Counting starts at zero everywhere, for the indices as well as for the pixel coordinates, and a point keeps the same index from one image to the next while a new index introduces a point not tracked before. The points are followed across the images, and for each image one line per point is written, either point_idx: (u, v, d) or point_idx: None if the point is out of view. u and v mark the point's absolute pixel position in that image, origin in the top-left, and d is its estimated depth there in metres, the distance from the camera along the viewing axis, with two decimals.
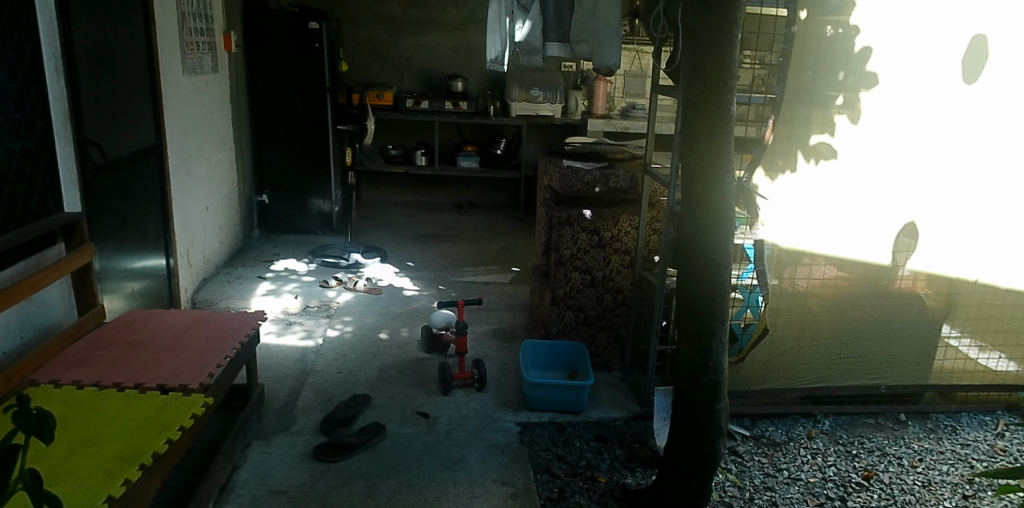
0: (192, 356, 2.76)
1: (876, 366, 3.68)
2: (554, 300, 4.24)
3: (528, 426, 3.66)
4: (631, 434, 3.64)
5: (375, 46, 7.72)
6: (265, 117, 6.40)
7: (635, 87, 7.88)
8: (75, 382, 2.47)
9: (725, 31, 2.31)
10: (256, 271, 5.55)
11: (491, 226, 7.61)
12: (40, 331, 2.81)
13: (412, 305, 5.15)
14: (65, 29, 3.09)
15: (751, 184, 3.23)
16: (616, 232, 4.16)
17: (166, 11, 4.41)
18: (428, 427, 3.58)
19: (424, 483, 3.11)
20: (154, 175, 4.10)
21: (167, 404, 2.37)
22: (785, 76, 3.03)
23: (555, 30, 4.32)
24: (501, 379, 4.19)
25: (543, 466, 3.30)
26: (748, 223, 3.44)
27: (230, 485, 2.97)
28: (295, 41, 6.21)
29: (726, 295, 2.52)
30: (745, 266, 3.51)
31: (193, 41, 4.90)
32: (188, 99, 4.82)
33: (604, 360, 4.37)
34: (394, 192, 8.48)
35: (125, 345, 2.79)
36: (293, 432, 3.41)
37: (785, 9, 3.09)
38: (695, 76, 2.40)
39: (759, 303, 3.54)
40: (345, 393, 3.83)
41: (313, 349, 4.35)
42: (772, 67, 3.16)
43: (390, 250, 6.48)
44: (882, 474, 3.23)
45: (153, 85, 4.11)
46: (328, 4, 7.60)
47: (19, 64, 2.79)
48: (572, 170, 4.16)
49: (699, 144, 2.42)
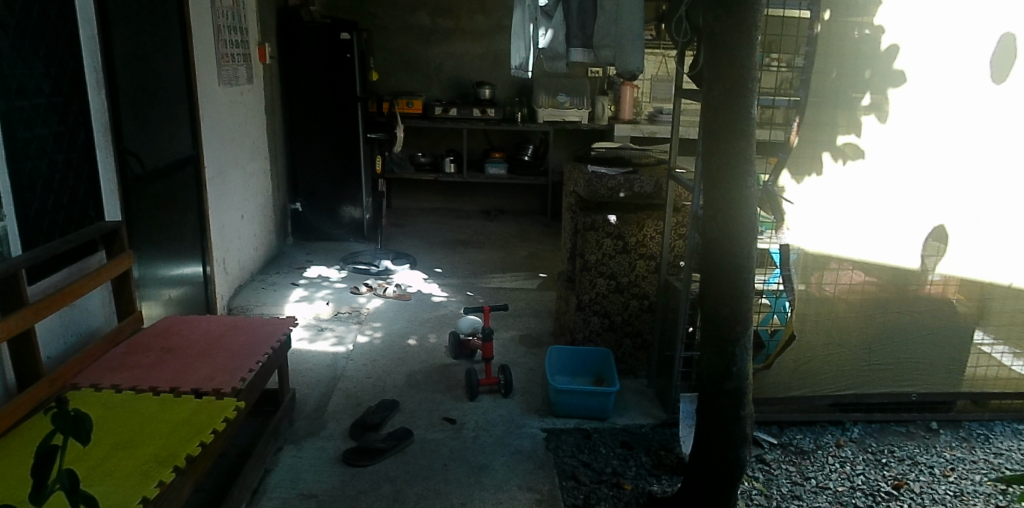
0: (225, 361, 2.83)
1: (906, 373, 3.63)
2: (579, 306, 4.26)
3: (554, 432, 3.68)
4: (657, 441, 3.64)
5: (404, 55, 7.83)
6: (297, 126, 6.54)
7: (662, 92, 7.86)
8: (113, 386, 2.54)
9: (745, 32, 2.31)
10: (290, 278, 5.67)
11: (519, 233, 7.65)
12: (82, 337, 2.91)
13: (440, 311, 5.21)
14: (105, 43, 3.20)
15: (776, 187, 3.21)
16: (640, 237, 4.17)
17: (201, 23, 4.54)
18: (455, 432, 3.62)
19: (451, 487, 3.15)
20: (190, 184, 4.22)
21: (200, 407, 2.44)
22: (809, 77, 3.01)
23: (578, 36, 4.25)
24: (528, 385, 4.22)
25: (569, 473, 3.31)
26: (774, 226, 3.41)
27: (262, 488, 3.04)
28: (326, 51, 6.34)
29: (749, 299, 2.52)
30: (772, 271, 3.47)
31: (229, 53, 5.03)
32: (224, 109, 4.94)
33: (630, 366, 4.36)
34: (423, 199, 8.57)
35: (161, 350, 2.87)
36: (324, 436, 3.48)
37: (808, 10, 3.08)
38: (715, 79, 2.41)
39: (787, 309, 3.49)
40: (374, 399, 3.90)
41: (344, 354, 4.43)
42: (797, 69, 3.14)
43: (419, 257, 6.55)
44: (912, 483, 3.18)
45: (190, 96, 4.23)
46: (358, 14, 7.73)
47: (63, 79, 2.91)
48: (597, 175, 4.15)
49: (720, 147, 2.43)
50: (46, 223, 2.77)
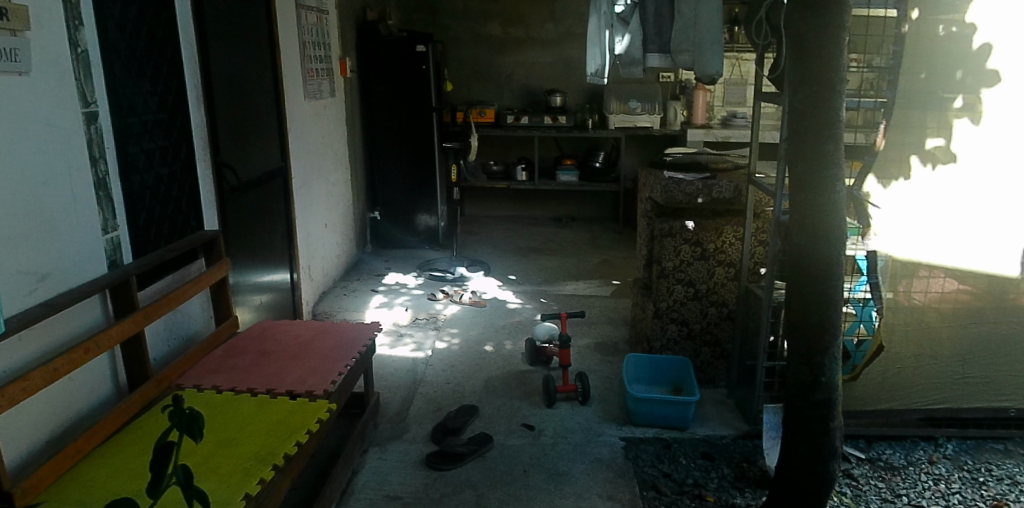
0: (316, 365, 2.93)
1: (1006, 386, 3.41)
2: (657, 314, 4.21)
3: (633, 441, 3.64)
4: (739, 453, 3.55)
5: (477, 64, 7.93)
6: (376, 137, 6.71)
7: (735, 95, 7.68)
8: (214, 387, 2.66)
9: (835, 32, 2.24)
10: (369, 284, 5.81)
11: (591, 240, 7.61)
12: (184, 340, 3.06)
13: (515, 317, 5.24)
14: (202, 62, 3.38)
15: (862, 193, 3.10)
16: (719, 243, 4.09)
17: (287, 39, 4.72)
18: (534, 439, 3.63)
19: (530, 494, 3.16)
20: (279, 195, 4.39)
21: (295, 409, 2.53)
22: (895, 78, 2.88)
23: (655, 42, 4.23)
24: (606, 393, 4.18)
25: (649, 483, 3.27)
26: (859, 233, 3.28)
27: (350, 489, 3.12)
28: (402, 63, 6.48)
29: (838, 308, 2.43)
30: (858, 278, 3.36)
31: (313, 68, 5.23)
32: (308, 122, 5.12)
33: (709, 376, 4.27)
34: (496, 207, 8.65)
35: (256, 354, 2.99)
36: (407, 439, 3.55)
37: (894, 8, 2.94)
38: (801, 81, 2.34)
39: (873, 318, 3.35)
40: (453, 404, 3.95)
41: (423, 359, 4.51)
42: (881, 70, 2.98)
43: (493, 264, 6.61)
44: (1014, 504, 2.98)
45: (278, 110, 4.41)
46: (433, 26, 7.88)
47: (167, 96, 3.09)
48: (675, 181, 4.12)
49: (806, 150, 2.36)
50: (154, 231, 2.91)
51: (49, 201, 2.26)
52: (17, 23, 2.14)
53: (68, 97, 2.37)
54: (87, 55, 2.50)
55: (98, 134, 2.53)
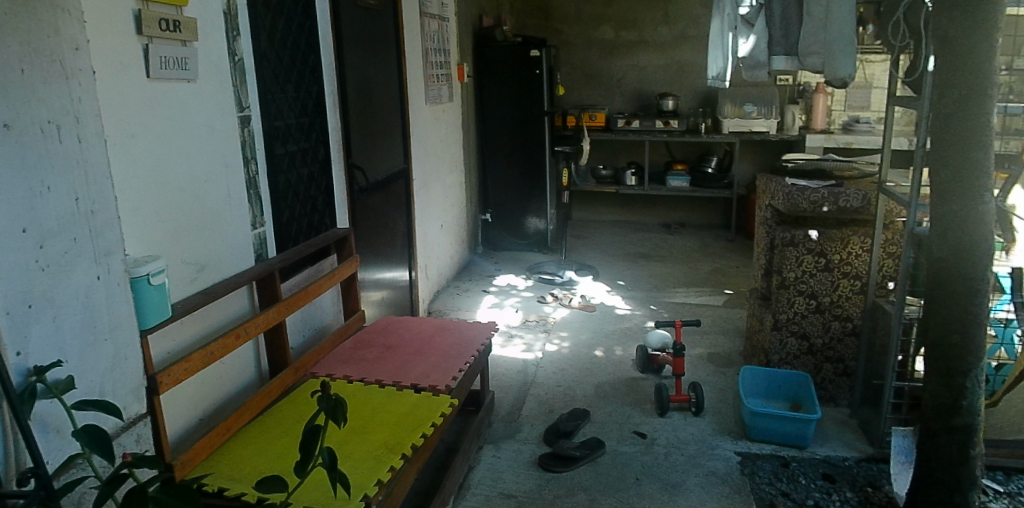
0: (438, 360, 3.01)
1: None
2: (775, 326, 4.04)
3: (749, 457, 3.51)
4: (864, 477, 3.35)
5: (589, 68, 7.91)
6: (490, 141, 6.83)
7: (859, 99, 7.27)
8: (345, 377, 2.79)
9: (982, 28, 1.95)
10: (481, 285, 5.92)
11: (702, 247, 7.42)
12: (317, 331, 3.23)
13: (625, 323, 5.18)
14: (337, 68, 3.56)
15: (1008, 205, 2.87)
16: (845, 255, 3.87)
17: (411, 46, 4.89)
18: (646, 447, 3.57)
19: (643, 503, 3.11)
20: (401, 195, 4.56)
21: (421, 401, 2.61)
22: None
23: (780, 43, 3.96)
24: (720, 405, 4.06)
25: (767, 502, 3.15)
26: (1003, 247, 3.02)
27: (466, 484, 3.20)
28: (517, 67, 6.56)
29: (984, 330, 2.13)
30: (999, 297, 3.03)
31: (434, 74, 5.39)
32: (428, 125, 5.28)
33: (831, 393, 4.06)
34: (605, 211, 8.59)
35: (382, 347, 3.10)
36: (520, 439, 3.59)
37: None
38: (943, 80, 2.05)
39: (1016, 343, 3.05)
40: (565, 407, 3.95)
41: (534, 361, 4.54)
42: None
43: (602, 269, 6.57)
44: None
45: (402, 114, 4.58)
46: (547, 31, 7.93)
47: (308, 101, 3.27)
48: (799, 188, 3.88)
49: (945, 157, 2.07)
50: (294, 228, 3.08)
51: (210, 198, 2.44)
52: (187, 33, 2.33)
53: (226, 102, 2.56)
54: (242, 64, 2.69)
55: (250, 136, 2.71)
